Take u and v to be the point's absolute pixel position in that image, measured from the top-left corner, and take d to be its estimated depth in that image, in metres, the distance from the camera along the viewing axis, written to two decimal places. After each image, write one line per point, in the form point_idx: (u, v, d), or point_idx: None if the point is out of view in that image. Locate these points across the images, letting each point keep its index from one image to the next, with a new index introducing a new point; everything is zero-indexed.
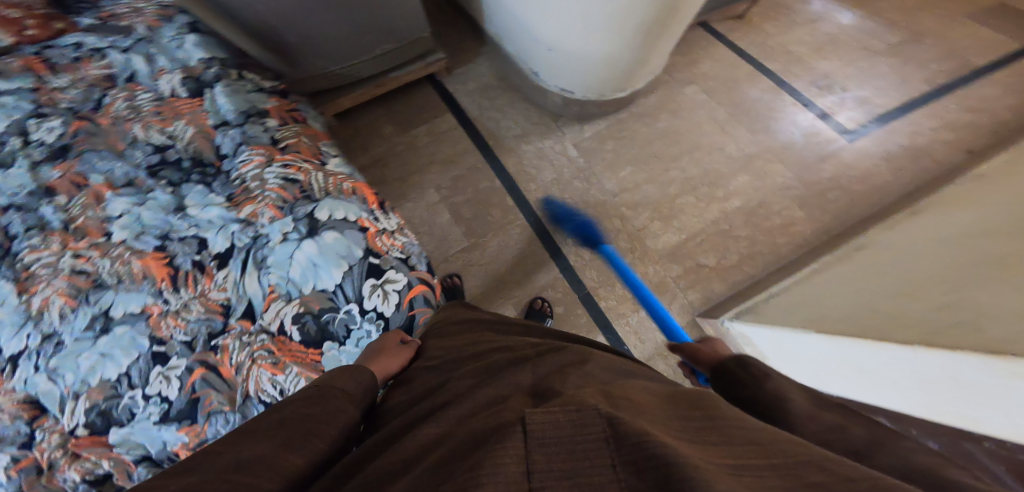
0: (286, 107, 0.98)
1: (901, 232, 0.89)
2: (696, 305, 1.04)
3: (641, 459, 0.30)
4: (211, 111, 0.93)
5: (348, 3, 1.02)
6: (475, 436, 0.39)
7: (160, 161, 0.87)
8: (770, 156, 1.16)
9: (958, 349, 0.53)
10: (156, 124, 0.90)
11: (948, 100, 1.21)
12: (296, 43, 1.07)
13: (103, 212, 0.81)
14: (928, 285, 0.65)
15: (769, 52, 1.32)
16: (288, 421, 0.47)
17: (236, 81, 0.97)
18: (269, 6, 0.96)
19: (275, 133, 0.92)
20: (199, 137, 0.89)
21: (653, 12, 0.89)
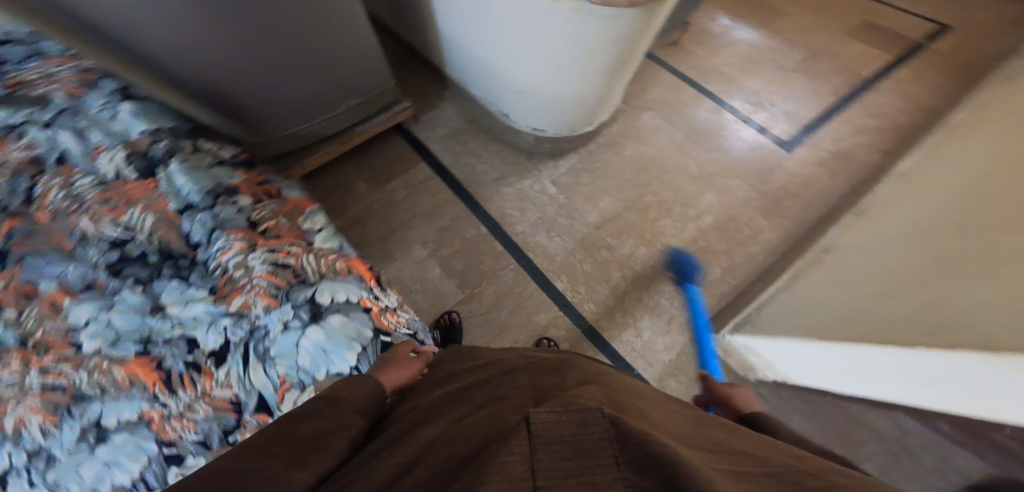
0: (254, 181, 0.89)
1: (857, 233, 1.01)
2: (694, 322, 1.11)
3: (644, 458, 0.34)
4: (169, 193, 0.81)
5: (310, 61, 0.98)
6: (480, 437, 0.41)
7: (121, 258, 0.76)
8: (728, 173, 1.26)
9: (956, 348, 0.59)
10: (107, 214, 0.77)
11: (858, 107, 1.39)
12: (254, 103, 1.00)
13: (65, 322, 0.70)
14: (909, 284, 0.75)
15: (705, 74, 1.42)
16: (295, 438, 0.49)
17: (189, 156, 0.85)
18: (223, 69, 0.90)
19: (251, 213, 0.83)
20: (163, 226, 0.78)
21: (619, 53, 0.93)
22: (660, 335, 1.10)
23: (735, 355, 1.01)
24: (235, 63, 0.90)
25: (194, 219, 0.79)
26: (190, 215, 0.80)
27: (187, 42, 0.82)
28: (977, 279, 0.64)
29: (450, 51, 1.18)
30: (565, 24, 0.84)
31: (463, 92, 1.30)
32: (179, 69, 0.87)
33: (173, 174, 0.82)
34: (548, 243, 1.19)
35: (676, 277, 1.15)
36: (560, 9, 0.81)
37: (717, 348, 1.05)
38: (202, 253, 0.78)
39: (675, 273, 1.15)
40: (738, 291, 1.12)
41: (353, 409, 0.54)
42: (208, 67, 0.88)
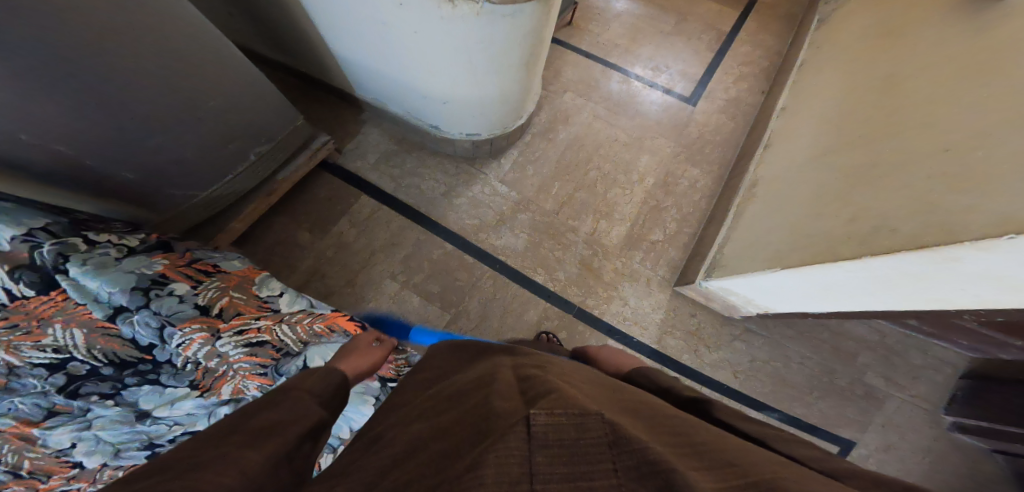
0: (178, 261, 0.75)
1: (774, 160, 1.16)
2: (670, 276, 1.20)
3: (640, 465, 0.31)
4: (87, 302, 0.61)
5: (190, 114, 0.83)
6: (462, 437, 0.36)
7: (71, 378, 0.57)
8: (653, 134, 1.36)
9: (893, 251, 0.68)
10: (25, 339, 0.55)
11: (735, 50, 1.57)
12: (142, 179, 0.84)
13: (49, 448, 0.53)
14: (839, 194, 0.86)
15: (604, 49, 1.49)
16: (251, 428, 0.44)
17: (86, 254, 0.65)
18: (86, 150, 0.72)
19: (196, 298, 0.70)
20: (100, 336, 0.60)
21: (530, 47, 0.92)
22: (643, 297, 1.17)
23: (715, 297, 1.13)
24: (103, 135, 0.72)
25: (134, 321, 0.63)
26: (127, 317, 0.63)
27: (35, 127, 0.63)
28: (893, 184, 0.75)
29: (356, 73, 1.09)
30: (469, 30, 0.80)
31: (383, 113, 1.22)
32: (32, 160, 0.67)
33: (78, 279, 0.61)
34: (516, 242, 1.18)
35: (640, 240, 1.23)
36: (461, 16, 0.77)
37: (699, 295, 1.15)
38: (161, 355, 0.65)
39: (638, 236, 1.23)
40: (696, 238, 1.24)
41: (310, 397, 0.51)
42: (70, 146, 0.69)
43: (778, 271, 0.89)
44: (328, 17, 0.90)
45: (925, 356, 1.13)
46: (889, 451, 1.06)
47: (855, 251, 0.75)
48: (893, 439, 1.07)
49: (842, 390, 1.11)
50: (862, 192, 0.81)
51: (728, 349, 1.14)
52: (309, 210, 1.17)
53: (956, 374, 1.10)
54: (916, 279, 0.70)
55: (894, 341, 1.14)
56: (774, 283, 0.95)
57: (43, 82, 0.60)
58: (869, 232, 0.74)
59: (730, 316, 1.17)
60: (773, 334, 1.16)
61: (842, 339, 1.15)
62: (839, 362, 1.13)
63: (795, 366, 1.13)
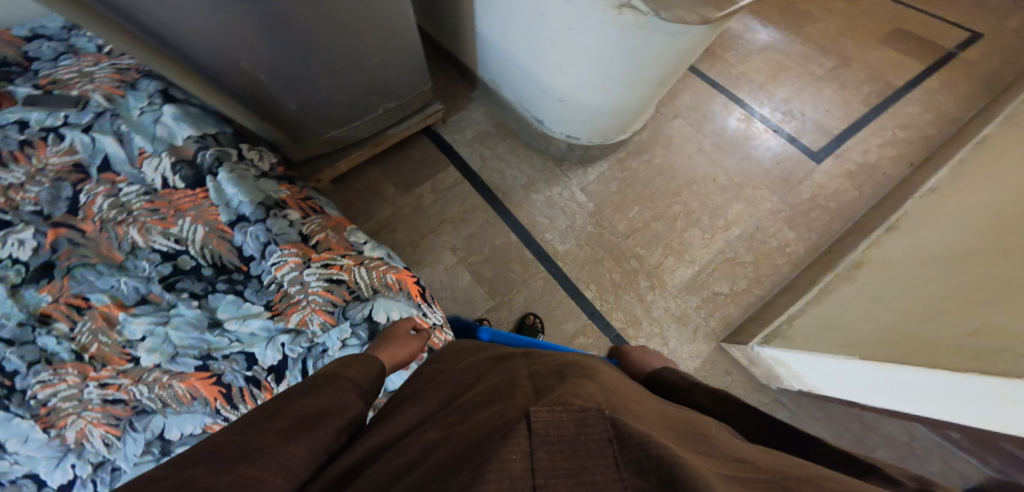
0: (298, 195, 0.94)
1: (889, 249, 1.03)
2: (720, 332, 1.13)
3: (642, 459, 0.33)
4: (221, 205, 0.85)
5: (355, 64, 0.97)
6: (473, 433, 0.40)
7: (174, 268, 0.81)
8: (756, 183, 1.26)
9: (1009, 374, 0.60)
10: (156, 225, 0.82)
11: (893, 112, 1.36)
12: (297, 110, 1.01)
13: (122, 336, 0.74)
14: (942, 308, 0.77)
15: (733, 80, 1.39)
16: (292, 412, 0.48)
17: (235, 165, 0.89)
18: (272, 74, 0.89)
19: (300, 227, 0.88)
20: (215, 237, 0.83)
21: (667, 68, 0.92)
22: (685, 343, 1.12)
23: (761, 364, 1.05)
24: (285, 69, 0.89)
25: (246, 231, 0.84)
26: (242, 227, 0.85)
27: (244, 50, 0.81)
28: (1011, 306, 0.66)
29: (484, 52, 1.16)
30: (624, 40, 0.82)
31: (494, 96, 1.29)
32: (229, 76, 0.87)
33: (222, 184, 0.86)
34: (577, 252, 1.20)
35: (704, 288, 1.17)
36: (621, 24, 0.78)
37: (743, 357, 1.08)
38: (255, 267, 0.84)
39: (702, 284, 1.17)
40: (764, 302, 1.15)
41: (350, 385, 0.54)
42: (259, 71, 0.87)
43: (855, 359, 0.85)
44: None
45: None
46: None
47: (955, 366, 0.68)
48: None
49: None
50: (974, 308, 0.72)
51: None
52: (402, 166, 1.29)
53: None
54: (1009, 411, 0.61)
55: None
56: (847, 377, 0.87)
57: (260, 13, 0.75)
58: (994, 359, 0.64)
59: (766, 384, 1.07)
60: (800, 411, 1.05)
61: (868, 432, 1.01)
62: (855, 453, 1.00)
63: None
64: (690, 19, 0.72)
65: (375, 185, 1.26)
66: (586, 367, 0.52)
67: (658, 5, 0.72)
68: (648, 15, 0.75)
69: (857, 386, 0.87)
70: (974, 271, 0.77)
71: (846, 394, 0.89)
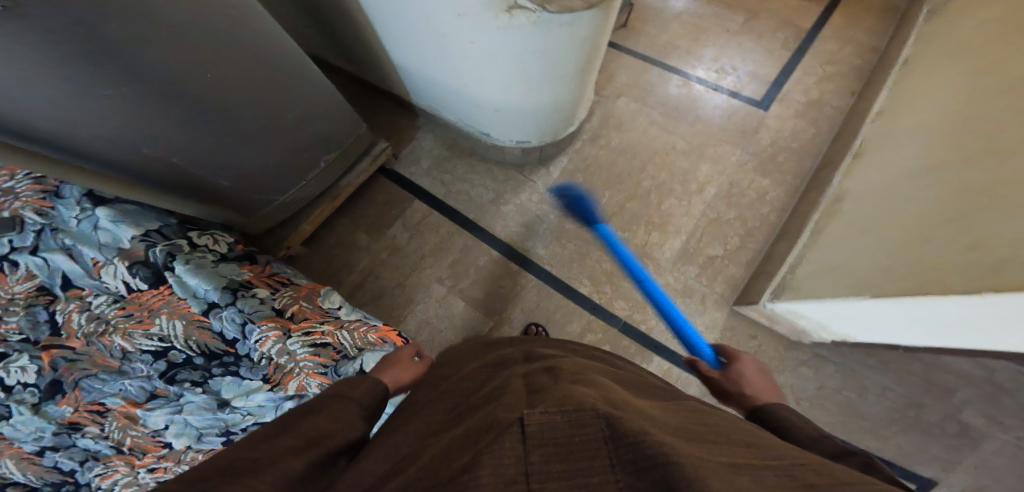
0: (260, 273, 0.90)
1: (864, 173, 1.03)
2: (728, 294, 1.12)
3: (640, 459, 0.30)
4: (188, 297, 0.78)
5: (275, 123, 0.92)
6: (465, 438, 0.38)
7: (169, 365, 0.74)
8: (716, 141, 1.27)
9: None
10: (137, 327, 0.74)
11: (817, 47, 1.40)
12: (230, 186, 0.96)
13: (147, 428, 0.69)
14: (943, 227, 0.75)
15: (663, 51, 1.41)
16: (299, 433, 0.45)
17: (188, 255, 0.82)
18: (187, 154, 0.84)
19: (272, 302, 0.83)
20: (195, 327, 0.76)
21: (585, 54, 0.91)
22: (696, 315, 1.10)
23: (782, 320, 1.04)
24: (198, 147, 0.84)
25: (222, 316, 0.78)
26: (216, 313, 0.78)
27: (151, 139, 0.77)
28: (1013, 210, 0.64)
29: (414, 83, 1.13)
30: (526, 39, 0.81)
31: (438, 121, 1.26)
32: (146, 165, 0.81)
33: (182, 276, 0.79)
34: (561, 251, 1.17)
35: (697, 254, 1.15)
36: (518, 26, 0.77)
37: (763, 317, 1.06)
38: (241, 348, 0.78)
39: (694, 251, 1.15)
40: (762, 254, 1.14)
41: (356, 411, 0.53)
42: (170, 153, 0.81)
43: (864, 298, 0.81)
44: (388, 29, 0.95)
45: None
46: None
47: (971, 281, 0.65)
48: (987, 485, 0.94)
49: (928, 426, 0.99)
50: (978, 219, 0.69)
51: (801, 379, 1.06)
52: (367, 212, 1.24)
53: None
54: None
55: (1004, 378, 0.98)
56: (864, 313, 0.85)
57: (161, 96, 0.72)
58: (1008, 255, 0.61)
59: (798, 341, 1.07)
60: (849, 361, 1.06)
61: (934, 372, 1.02)
62: (929, 396, 1.01)
63: (872, 397, 1.03)
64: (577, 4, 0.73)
65: (344, 238, 1.21)
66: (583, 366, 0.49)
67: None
68: (535, 11, 0.74)
69: (871, 317, 0.85)
70: (971, 183, 0.75)
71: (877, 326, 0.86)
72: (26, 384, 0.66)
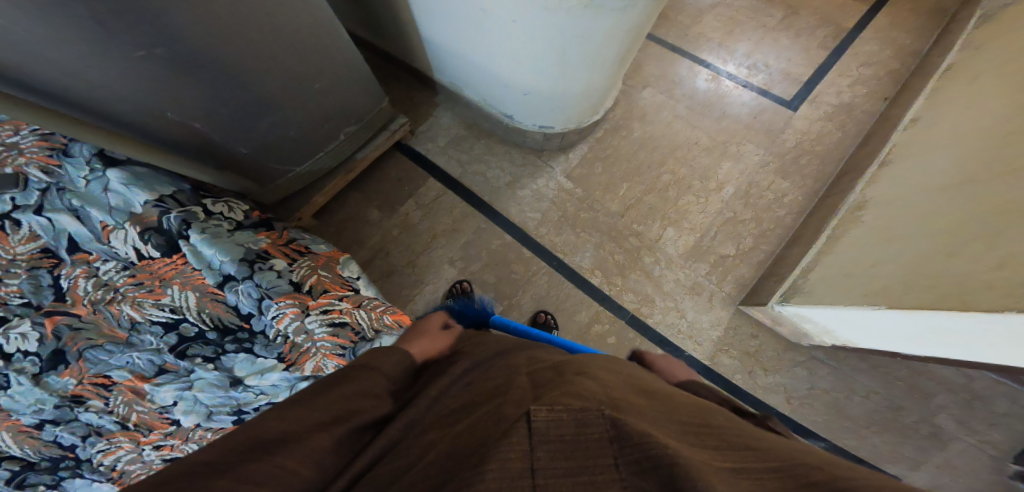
0: (278, 241, 0.90)
1: (887, 184, 1.02)
2: (735, 295, 1.12)
3: (644, 461, 0.33)
4: (202, 268, 0.77)
5: (295, 88, 0.91)
6: (468, 429, 0.40)
7: (181, 338, 0.73)
8: (739, 139, 1.25)
9: None
10: (147, 297, 0.72)
11: (853, 50, 1.37)
12: (248, 152, 0.95)
13: (154, 403, 0.69)
14: (968, 245, 0.75)
15: (694, 42, 1.37)
16: (324, 406, 0.47)
17: (205, 223, 0.81)
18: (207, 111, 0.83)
19: (289, 274, 0.83)
20: (209, 300, 0.76)
21: (628, 41, 0.89)
22: (703, 312, 1.11)
23: (784, 321, 1.04)
24: (223, 113, 0.85)
25: (239, 290, 0.78)
26: (232, 287, 0.78)
27: (163, 98, 0.75)
28: None
29: (439, 55, 1.09)
30: (570, 21, 0.78)
31: (459, 98, 1.23)
32: (160, 126, 0.80)
33: (197, 246, 0.78)
34: (575, 240, 1.16)
35: (709, 253, 1.15)
36: (569, 8, 0.75)
37: (765, 317, 1.06)
38: (257, 323, 0.78)
39: (707, 249, 1.15)
40: (774, 257, 1.14)
41: (384, 377, 0.53)
42: (192, 118, 0.82)
43: (880, 308, 0.83)
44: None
45: (1012, 405, 0.96)
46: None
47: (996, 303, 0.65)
48: (946, 482, 0.93)
49: (905, 427, 0.98)
50: (1008, 238, 0.69)
51: (792, 379, 1.04)
52: (379, 186, 1.23)
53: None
54: None
55: (981, 385, 0.98)
56: (879, 323, 0.85)
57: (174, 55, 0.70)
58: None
59: (797, 343, 1.06)
60: (842, 364, 1.04)
61: (919, 377, 1.01)
62: (910, 399, 1.00)
63: (858, 399, 1.01)
64: None
65: (354, 211, 1.20)
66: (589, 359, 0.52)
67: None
68: None
69: (880, 329, 0.87)
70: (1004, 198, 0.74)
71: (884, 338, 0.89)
72: (26, 353, 0.62)
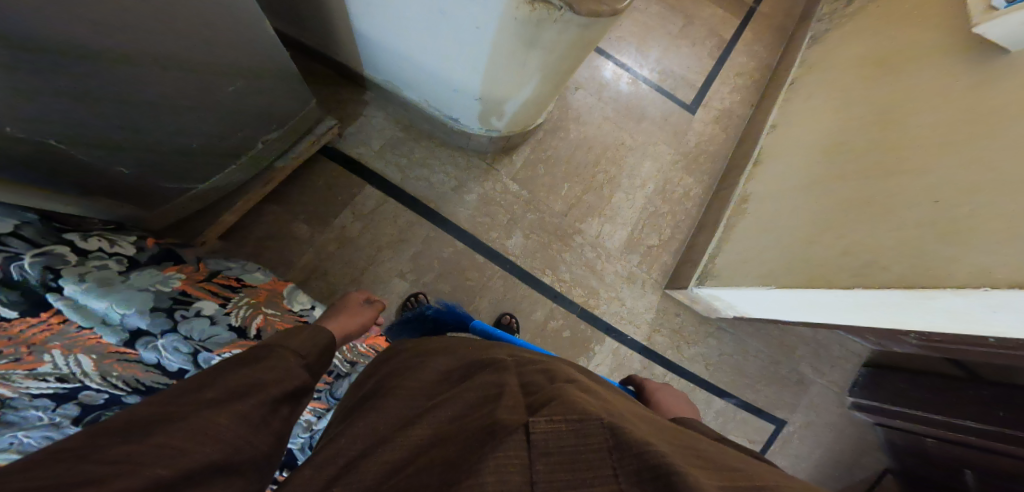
0: (194, 277, 0.74)
1: (762, 180, 1.27)
2: (662, 280, 1.30)
3: (642, 470, 0.32)
4: (96, 324, 0.55)
5: (206, 93, 0.73)
6: (462, 440, 0.39)
7: (86, 408, 0.49)
8: (656, 139, 1.41)
9: (885, 288, 0.82)
10: (16, 368, 0.45)
11: (733, 57, 1.61)
12: (138, 171, 0.75)
13: None
14: (825, 232, 0.99)
15: (612, 44, 1.47)
16: (230, 385, 0.44)
17: (80, 268, 0.59)
18: (97, 130, 0.63)
19: (225, 319, 0.70)
20: (114, 362, 0.54)
21: (579, 55, 0.90)
22: (638, 299, 1.26)
23: (700, 301, 1.26)
24: (108, 126, 0.64)
25: (160, 347, 0.59)
26: (147, 342, 0.58)
27: (31, 115, 0.53)
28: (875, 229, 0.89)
29: (369, 51, 0.99)
30: (540, 34, 0.76)
31: (388, 93, 1.13)
32: (19, 151, 0.57)
33: (78, 298, 0.55)
34: (525, 243, 1.20)
35: (639, 245, 1.30)
36: (536, 20, 0.72)
37: (685, 298, 1.27)
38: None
39: (637, 242, 1.30)
40: (686, 245, 1.34)
41: (298, 357, 0.52)
42: (54, 137, 0.59)
43: (772, 287, 1.03)
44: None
45: (842, 348, 1.35)
46: (806, 425, 1.29)
47: (846, 279, 0.90)
48: (812, 417, 1.30)
49: (782, 377, 1.31)
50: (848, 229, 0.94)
51: (705, 347, 1.29)
52: (304, 196, 1.09)
53: (862, 362, 1.34)
54: (924, 308, 0.82)
55: (823, 337, 1.35)
56: (767, 299, 1.09)
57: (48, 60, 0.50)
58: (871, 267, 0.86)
59: (707, 315, 1.31)
60: (739, 331, 1.32)
61: (787, 336, 1.34)
62: (783, 355, 1.32)
63: (750, 357, 1.31)
64: (602, 10, 0.71)
65: (278, 227, 1.06)
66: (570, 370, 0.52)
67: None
68: (561, 9, 0.70)
69: (768, 301, 1.10)
70: (845, 197, 0.99)
71: (771, 308, 1.13)
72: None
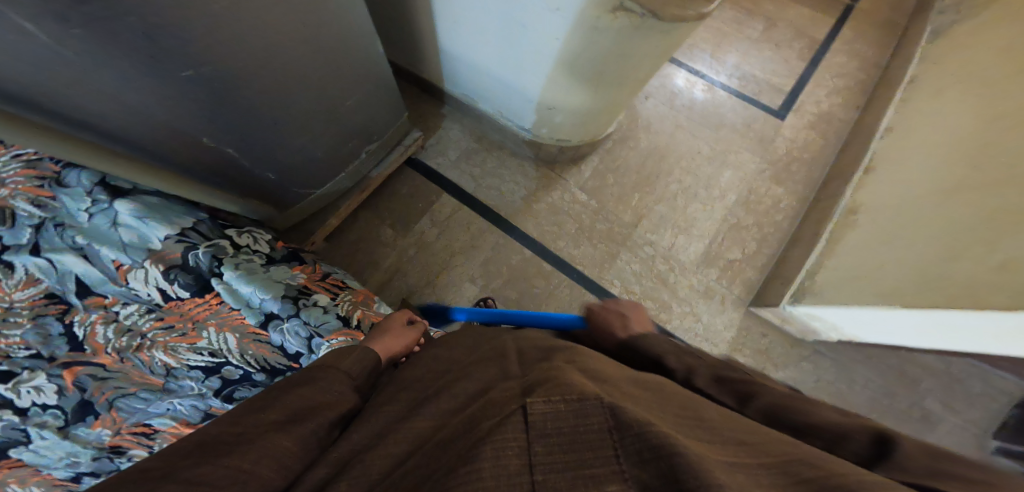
0: (314, 276, 0.84)
1: (873, 189, 1.13)
2: (745, 296, 1.20)
3: (642, 450, 0.30)
4: (240, 307, 0.69)
5: (328, 110, 0.86)
6: (469, 426, 0.39)
7: (224, 381, 0.65)
8: (735, 148, 1.34)
9: None
10: (181, 342, 0.61)
11: (829, 56, 1.48)
12: (276, 178, 0.90)
13: None
14: (962, 244, 0.84)
15: (688, 54, 1.45)
16: (284, 408, 0.46)
17: (235, 257, 0.71)
18: (240, 145, 0.76)
19: (335, 309, 0.79)
20: (251, 341, 0.68)
21: (655, 63, 0.91)
22: (717, 315, 1.18)
23: (794, 321, 1.13)
24: (256, 137, 0.77)
25: (284, 330, 0.71)
26: (276, 325, 0.71)
27: (198, 128, 0.67)
28: None
29: (454, 68, 1.10)
30: (617, 41, 0.78)
31: (469, 109, 1.24)
32: (186, 155, 0.71)
33: (232, 283, 0.68)
34: (593, 252, 1.19)
35: (718, 258, 1.22)
36: (615, 26, 0.74)
37: (774, 317, 1.15)
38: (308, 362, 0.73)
39: (716, 254, 1.23)
40: (775, 259, 1.23)
41: (347, 381, 0.53)
42: (226, 144, 0.74)
43: (897, 308, 0.89)
44: (448, 6, 0.89)
45: (986, 385, 1.10)
46: None
47: (1000, 300, 0.73)
48: None
49: (899, 412, 1.10)
50: (997, 241, 0.78)
51: (800, 373, 1.14)
52: (391, 203, 1.21)
53: (1012, 404, 1.07)
54: None
55: (957, 369, 1.12)
56: (886, 320, 0.94)
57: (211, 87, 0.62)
58: None
59: (800, 339, 1.16)
60: (843, 357, 1.16)
61: (908, 366, 1.14)
62: (901, 386, 1.12)
63: (858, 386, 1.13)
64: (687, 14, 0.72)
65: (367, 232, 1.18)
66: (579, 352, 0.51)
67: (657, 6, 0.69)
68: (643, 15, 0.71)
69: (887, 326, 0.95)
70: (990, 200, 0.84)
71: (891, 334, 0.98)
72: (45, 406, 0.48)
